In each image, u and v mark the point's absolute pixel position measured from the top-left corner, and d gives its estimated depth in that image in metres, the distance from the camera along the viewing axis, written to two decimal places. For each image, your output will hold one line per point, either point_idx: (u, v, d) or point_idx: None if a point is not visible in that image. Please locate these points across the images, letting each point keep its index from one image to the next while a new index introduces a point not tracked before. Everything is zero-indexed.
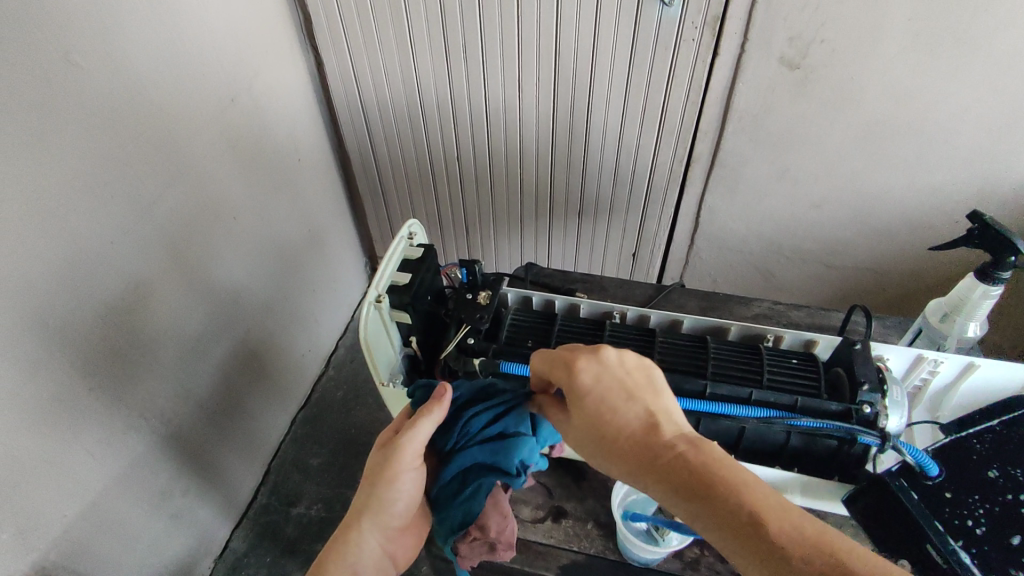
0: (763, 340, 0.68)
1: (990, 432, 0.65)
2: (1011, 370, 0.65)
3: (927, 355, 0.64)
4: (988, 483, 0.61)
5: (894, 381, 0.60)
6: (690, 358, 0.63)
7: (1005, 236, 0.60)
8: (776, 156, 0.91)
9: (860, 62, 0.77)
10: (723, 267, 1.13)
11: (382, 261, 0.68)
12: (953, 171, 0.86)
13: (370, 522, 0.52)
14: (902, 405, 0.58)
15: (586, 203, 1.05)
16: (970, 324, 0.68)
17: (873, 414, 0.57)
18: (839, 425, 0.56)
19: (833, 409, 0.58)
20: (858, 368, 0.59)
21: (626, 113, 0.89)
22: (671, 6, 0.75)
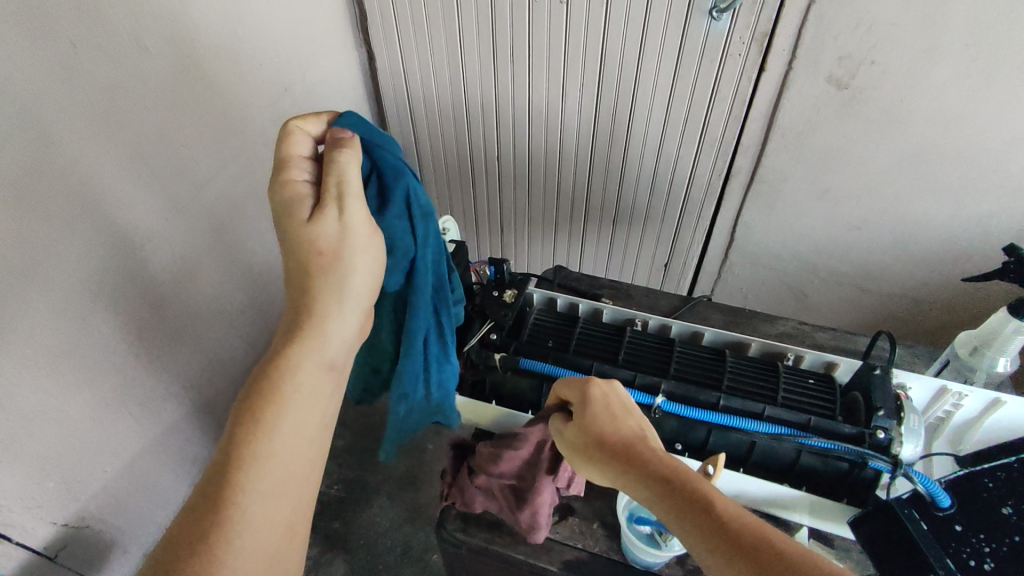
0: (782, 358, 0.68)
1: (1003, 470, 0.62)
2: None
3: (950, 387, 0.63)
4: (1000, 521, 0.58)
5: (913, 410, 0.59)
6: (707, 370, 0.65)
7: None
8: (818, 176, 0.90)
9: (911, 84, 0.75)
10: (755, 282, 1.11)
11: None
12: (1003, 202, 0.83)
13: (318, 328, 0.49)
14: (919, 433, 0.57)
15: (620, 209, 1.05)
16: (999, 359, 0.66)
17: (887, 440, 0.57)
18: (850, 448, 0.56)
19: (846, 431, 0.58)
20: (876, 395, 0.59)
21: (666, 125, 0.90)
22: (719, 20, 0.75)
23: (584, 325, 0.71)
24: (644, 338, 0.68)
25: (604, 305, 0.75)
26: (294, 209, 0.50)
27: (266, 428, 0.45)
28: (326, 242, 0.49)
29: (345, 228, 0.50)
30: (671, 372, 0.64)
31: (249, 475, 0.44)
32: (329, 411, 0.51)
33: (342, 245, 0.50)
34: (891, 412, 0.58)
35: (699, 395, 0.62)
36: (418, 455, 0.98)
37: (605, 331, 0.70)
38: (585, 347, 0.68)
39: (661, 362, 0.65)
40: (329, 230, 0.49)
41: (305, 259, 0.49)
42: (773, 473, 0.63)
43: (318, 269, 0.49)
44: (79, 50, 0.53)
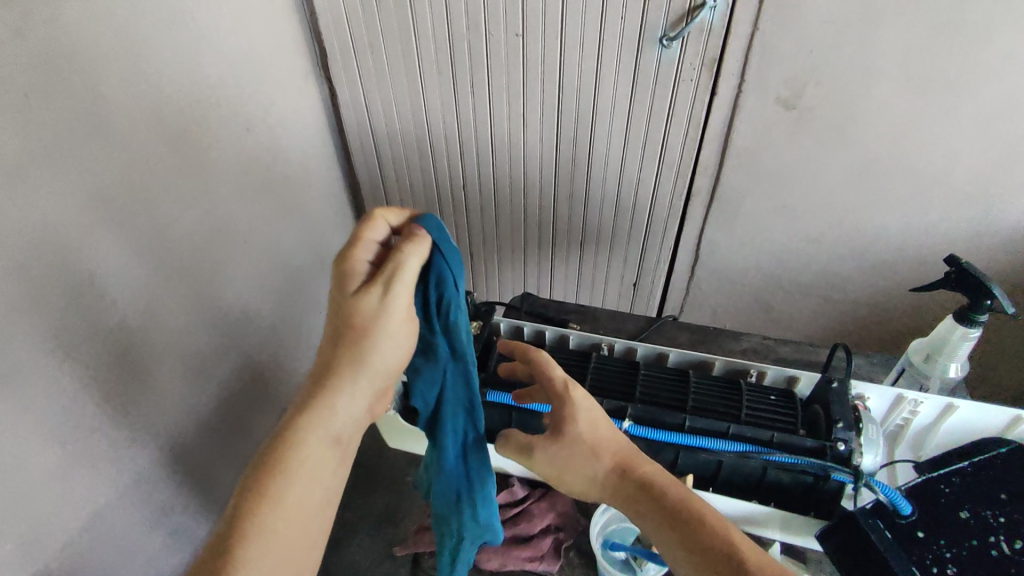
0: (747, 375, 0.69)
1: (959, 475, 0.64)
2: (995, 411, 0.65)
3: (906, 395, 0.65)
4: (959, 525, 0.60)
5: (870, 420, 0.61)
6: (672, 391, 0.66)
7: (983, 282, 0.61)
8: (774, 192, 0.93)
9: (853, 101, 0.79)
10: (723, 298, 1.13)
11: None
12: (949, 210, 0.87)
13: (334, 398, 0.53)
14: (877, 444, 0.59)
15: (587, 233, 1.07)
16: (951, 365, 0.69)
17: (847, 451, 0.58)
18: (812, 461, 0.57)
19: (807, 444, 0.59)
20: (835, 408, 0.60)
21: (627, 149, 0.92)
22: (670, 48, 0.78)
23: (552, 353, 0.71)
24: (609, 363, 0.69)
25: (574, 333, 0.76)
26: (347, 285, 0.54)
27: (269, 502, 0.49)
28: (361, 318, 0.52)
29: (384, 312, 0.53)
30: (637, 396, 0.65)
31: (248, 545, 0.47)
32: (336, 482, 0.54)
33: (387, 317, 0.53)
34: (850, 423, 0.59)
35: (665, 416, 0.63)
36: (397, 491, 0.97)
37: (571, 358, 0.70)
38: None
39: (627, 385, 0.66)
40: (370, 305, 0.52)
41: (341, 328, 0.53)
42: (741, 490, 0.63)
43: (347, 339, 0.53)
44: (32, 99, 0.52)
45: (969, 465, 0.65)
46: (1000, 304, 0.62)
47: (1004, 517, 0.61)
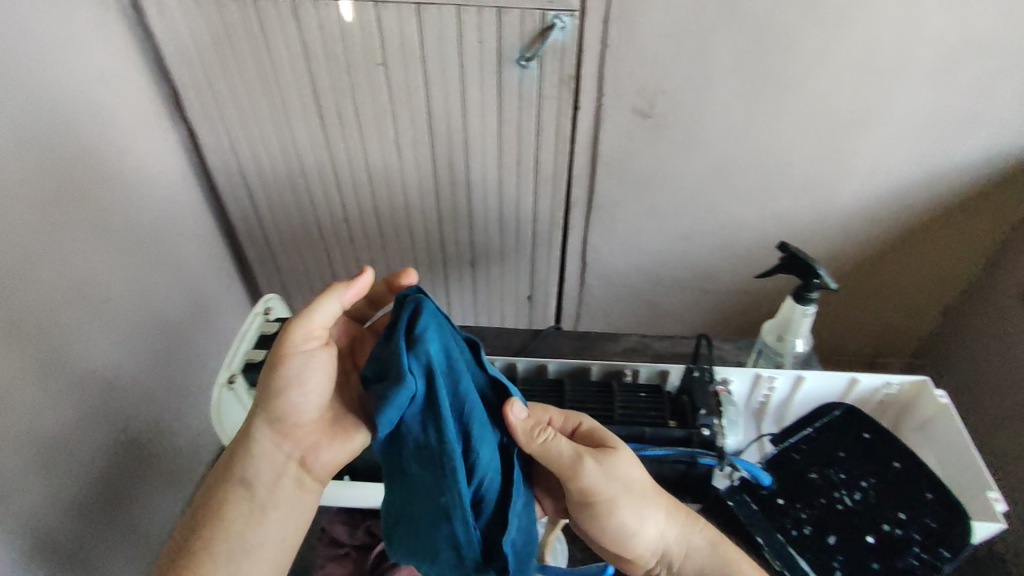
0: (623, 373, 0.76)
1: (806, 441, 0.71)
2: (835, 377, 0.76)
3: (762, 374, 0.75)
4: (810, 486, 0.68)
5: (729, 403, 0.71)
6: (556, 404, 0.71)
7: (810, 263, 0.68)
8: (644, 196, 0.98)
9: (698, 106, 0.86)
10: (614, 303, 1.18)
11: (235, 341, 0.84)
12: (795, 198, 0.96)
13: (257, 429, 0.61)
14: (735, 424, 0.69)
15: (477, 253, 1.08)
16: (798, 341, 0.75)
17: (711, 436, 0.67)
18: (682, 452, 0.65)
19: (677, 434, 0.67)
20: (698, 397, 0.69)
21: (503, 167, 0.94)
22: (529, 67, 0.81)
23: None
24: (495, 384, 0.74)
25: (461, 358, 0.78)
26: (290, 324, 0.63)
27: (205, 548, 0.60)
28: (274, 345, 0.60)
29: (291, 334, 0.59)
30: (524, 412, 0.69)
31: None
32: (269, 525, 0.62)
33: (315, 355, 0.60)
34: (711, 409, 0.69)
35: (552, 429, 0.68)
36: None
37: None
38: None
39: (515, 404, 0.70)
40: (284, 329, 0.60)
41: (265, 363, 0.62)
42: None
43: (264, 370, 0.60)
44: None
45: (813, 430, 0.72)
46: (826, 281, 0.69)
47: (847, 472, 0.68)
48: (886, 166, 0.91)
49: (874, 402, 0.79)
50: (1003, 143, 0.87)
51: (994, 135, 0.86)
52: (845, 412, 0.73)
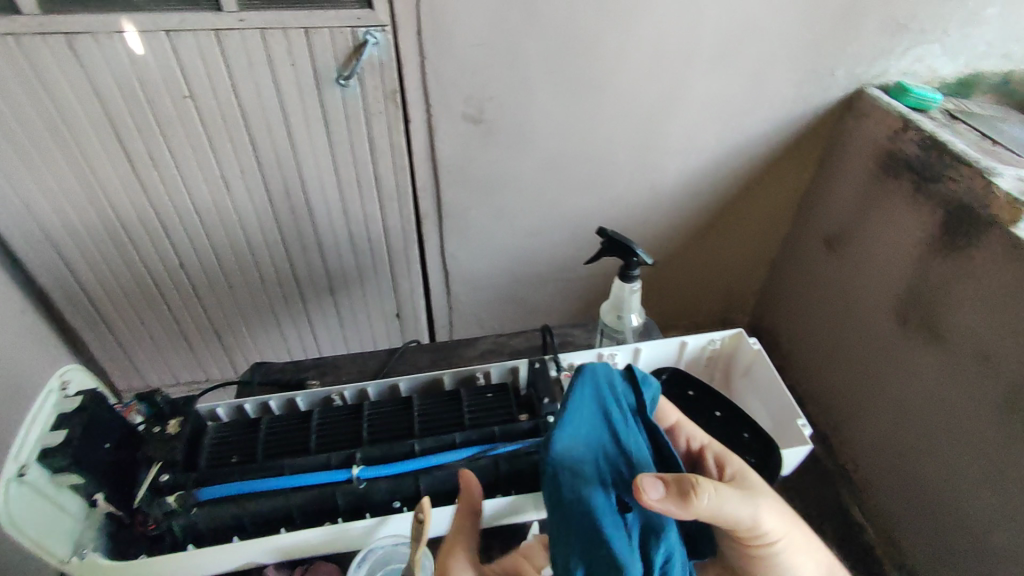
0: (475, 378, 0.73)
1: None
2: (665, 346, 0.80)
3: (604, 353, 0.77)
4: None
5: None
6: (397, 422, 0.66)
7: (626, 245, 0.71)
8: (489, 199, 1.01)
9: (522, 107, 0.91)
10: (482, 305, 1.19)
11: (25, 427, 0.69)
12: (626, 182, 1.04)
13: None
14: None
15: (334, 279, 1.04)
16: (631, 316, 0.79)
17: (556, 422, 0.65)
18: (531, 441, 0.62)
19: (525, 426, 0.64)
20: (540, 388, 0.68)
21: (344, 189, 0.91)
22: (350, 86, 0.80)
23: (270, 424, 0.66)
24: (334, 413, 0.67)
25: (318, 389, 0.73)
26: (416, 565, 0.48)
27: None
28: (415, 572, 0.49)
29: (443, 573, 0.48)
30: (367, 439, 0.64)
31: None
32: None
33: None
34: (553, 396, 0.68)
35: (393, 449, 0.62)
36: None
37: (290, 422, 0.67)
38: (279, 449, 0.64)
39: (357, 433, 0.65)
40: None
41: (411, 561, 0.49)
42: None
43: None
44: None
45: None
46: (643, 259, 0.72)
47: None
48: (700, 143, 1.01)
49: (705, 357, 0.83)
50: (788, 112, 1.00)
51: (779, 106, 0.99)
52: (671, 374, 0.78)
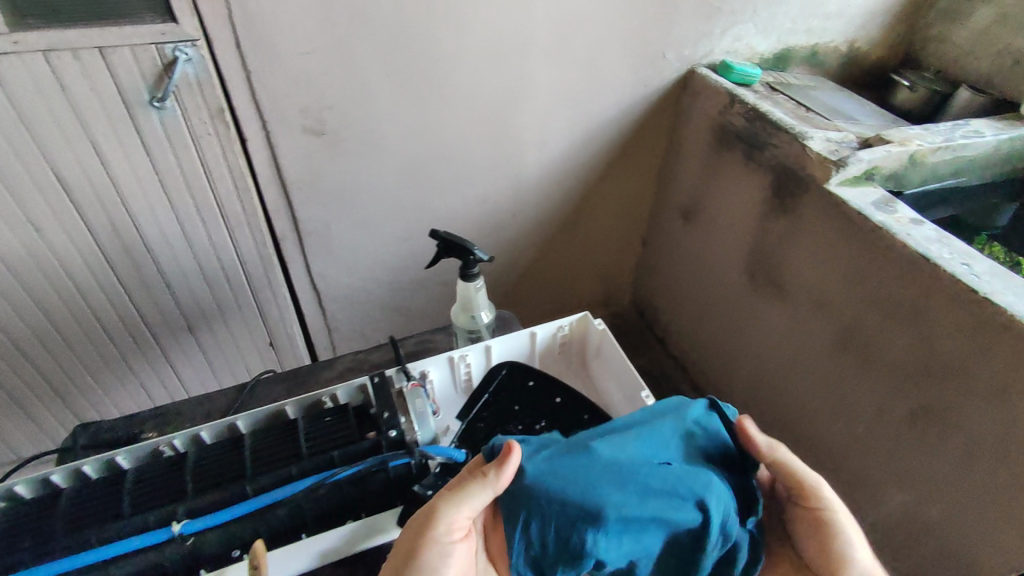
0: (322, 403, 0.64)
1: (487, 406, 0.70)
2: (518, 340, 0.76)
3: (454, 355, 0.72)
4: None
5: (418, 395, 0.62)
6: (224, 465, 0.56)
7: (461, 243, 0.67)
8: (349, 210, 0.99)
9: (366, 114, 0.89)
10: (362, 320, 1.16)
11: None
12: (487, 178, 1.05)
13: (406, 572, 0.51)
14: (425, 414, 0.61)
15: (188, 314, 0.95)
16: (482, 313, 0.76)
17: (400, 434, 0.57)
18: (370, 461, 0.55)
19: (364, 445, 0.56)
20: (380, 401, 0.59)
21: (183, 219, 0.84)
22: (167, 108, 0.74)
23: (75, 492, 0.55)
24: (152, 468, 0.57)
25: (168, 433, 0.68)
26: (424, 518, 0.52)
27: None
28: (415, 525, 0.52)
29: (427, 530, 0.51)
30: (190, 488, 0.54)
31: None
32: None
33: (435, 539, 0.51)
34: (395, 409, 0.59)
35: (220, 494, 0.53)
36: None
37: (99, 486, 0.56)
38: (80, 519, 0.53)
39: (177, 484, 0.55)
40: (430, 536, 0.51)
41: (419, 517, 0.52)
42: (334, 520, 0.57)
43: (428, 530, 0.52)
44: None
45: (489, 394, 0.71)
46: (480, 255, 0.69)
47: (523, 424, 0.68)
48: (552, 134, 1.04)
49: (558, 343, 0.80)
50: (630, 96, 1.04)
51: (621, 92, 1.03)
52: (508, 367, 0.73)
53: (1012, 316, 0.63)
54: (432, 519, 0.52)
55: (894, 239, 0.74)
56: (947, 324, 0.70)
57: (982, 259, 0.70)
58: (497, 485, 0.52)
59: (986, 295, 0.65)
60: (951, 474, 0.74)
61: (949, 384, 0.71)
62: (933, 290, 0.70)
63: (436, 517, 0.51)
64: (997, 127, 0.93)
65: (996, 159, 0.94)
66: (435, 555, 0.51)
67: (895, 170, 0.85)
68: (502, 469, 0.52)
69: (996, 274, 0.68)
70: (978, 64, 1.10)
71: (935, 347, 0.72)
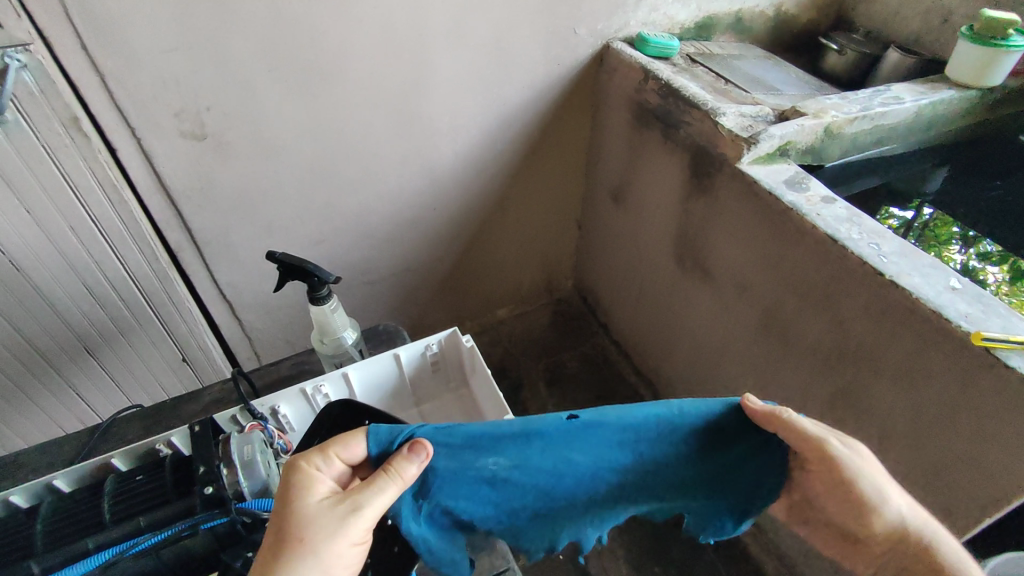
0: (157, 452, 0.56)
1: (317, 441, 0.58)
2: (381, 362, 0.72)
3: (304, 388, 0.67)
4: None
5: (240, 440, 0.50)
6: (15, 542, 0.46)
7: (303, 266, 0.64)
8: (251, 216, 0.93)
9: (253, 116, 0.82)
10: (282, 325, 1.13)
11: None
12: (399, 173, 1.00)
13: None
14: (252, 463, 0.49)
15: (85, 337, 0.86)
16: (347, 332, 0.72)
17: (217, 490, 0.46)
18: (179, 526, 0.44)
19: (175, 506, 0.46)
20: (195, 451, 0.48)
21: (56, 244, 0.75)
22: (8, 121, 0.64)
23: None
24: None
25: (26, 476, 0.63)
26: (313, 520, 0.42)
27: None
28: (305, 529, 0.42)
29: (318, 530, 0.42)
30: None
31: None
32: None
33: (329, 548, 0.41)
34: (211, 461, 0.48)
35: None
36: None
37: None
38: None
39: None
40: (327, 538, 0.42)
41: (305, 525, 0.42)
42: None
43: (313, 540, 0.41)
44: None
45: None
46: (329, 276, 0.66)
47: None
48: (466, 121, 0.99)
49: (430, 360, 0.76)
50: (543, 77, 0.99)
51: (533, 73, 0.98)
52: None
53: (916, 300, 0.59)
54: (352, 512, 0.43)
55: (803, 221, 0.70)
56: (857, 310, 0.67)
57: (889, 238, 0.67)
58: (398, 487, 0.45)
59: (892, 278, 0.62)
60: None
61: (862, 369, 0.69)
62: (842, 273, 0.67)
63: (359, 510, 0.43)
64: (920, 92, 0.89)
65: (919, 126, 0.91)
66: (348, 552, 0.43)
67: (810, 145, 0.82)
68: (407, 471, 0.45)
69: (904, 253, 0.65)
70: (907, 24, 1.05)
71: (847, 331, 0.69)
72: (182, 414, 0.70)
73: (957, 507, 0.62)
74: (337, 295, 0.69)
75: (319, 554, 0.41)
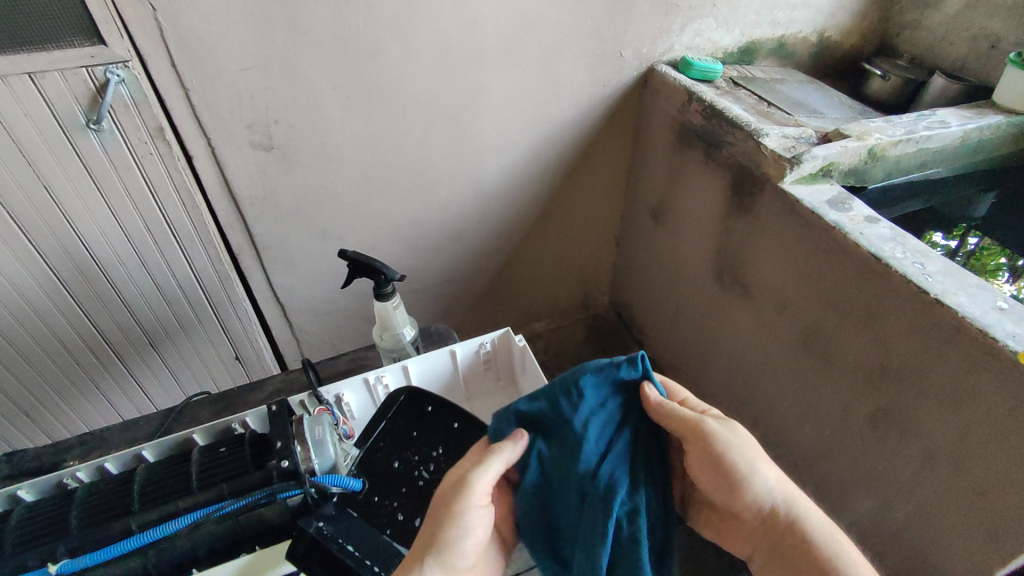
0: (233, 431, 0.61)
1: (382, 426, 0.62)
2: (438, 358, 0.76)
3: (369, 377, 0.71)
4: (395, 477, 0.58)
5: (316, 422, 0.55)
6: (113, 500, 0.51)
7: (369, 262, 0.69)
8: (308, 224, 0.99)
9: (317, 130, 0.88)
10: (330, 329, 1.18)
11: None
12: (446, 187, 1.04)
13: (429, 539, 0.48)
14: (323, 442, 0.54)
15: (150, 330, 0.92)
16: (405, 328, 0.76)
17: (292, 465, 0.51)
18: (257, 494, 0.49)
19: (253, 478, 0.50)
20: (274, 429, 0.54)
21: (134, 242, 0.82)
22: (105, 130, 0.71)
23: None
24: (38, 505, 0.52)
25: (107, 452, 0.69)
26: (441, 486, 0.51)
27: None
28: (437, 497, 0.51)
29: (443, 492, 0.51)
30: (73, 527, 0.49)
31: None
32: None
33: (456, 506, 0.49)
34: (288, 438, 0.53)
35: (102, 533, 0.47)
36: None
37: None
38: None
39: (55, 524, 0.50)
40: (449, 497, 0.50)
41: (435, 494, 0.52)
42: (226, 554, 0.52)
43: (439, 504, 0.50)
44: None
45: (384, 423, 0.62)
46: (393, 273, 0.70)
47: (420, 452, 0.61)
48: (512, 139, 1.03)
49: (482, 359, 0.80)
50: (589, 97, 1.03)
51: (580, 93, 1.02)
52: (406, 395, 0.65)
53: (962, 318, 0.60)
54: (465, 481, 0.50)
55: (846, 239, 0.71)
56: (902, 331, 0.67)
57: (934, 257, 0.67)
58: (505, 447, 0.51)
59: (937, 296, 0.62)
60: (909, 481, 0.72)
61: (903, 388, 0.69)
62: (885, 292, 0.68)
63: (470, 480, 0.50)
64: (966, 116, 0.90)
65: (965, 150, 0.91)
66: (473, 517, 0.50)
67: (853, 167, 0.83)
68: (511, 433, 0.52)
69: (950, 273, 0.65)
70: (953, 51, 1.06)
71: (890, 349, 0.70)
72: (246, 401, 0.75)
73: (1002, 532, 0.62)
74: (399, 292, 0.73)
75: (446, 512, 0.49)
